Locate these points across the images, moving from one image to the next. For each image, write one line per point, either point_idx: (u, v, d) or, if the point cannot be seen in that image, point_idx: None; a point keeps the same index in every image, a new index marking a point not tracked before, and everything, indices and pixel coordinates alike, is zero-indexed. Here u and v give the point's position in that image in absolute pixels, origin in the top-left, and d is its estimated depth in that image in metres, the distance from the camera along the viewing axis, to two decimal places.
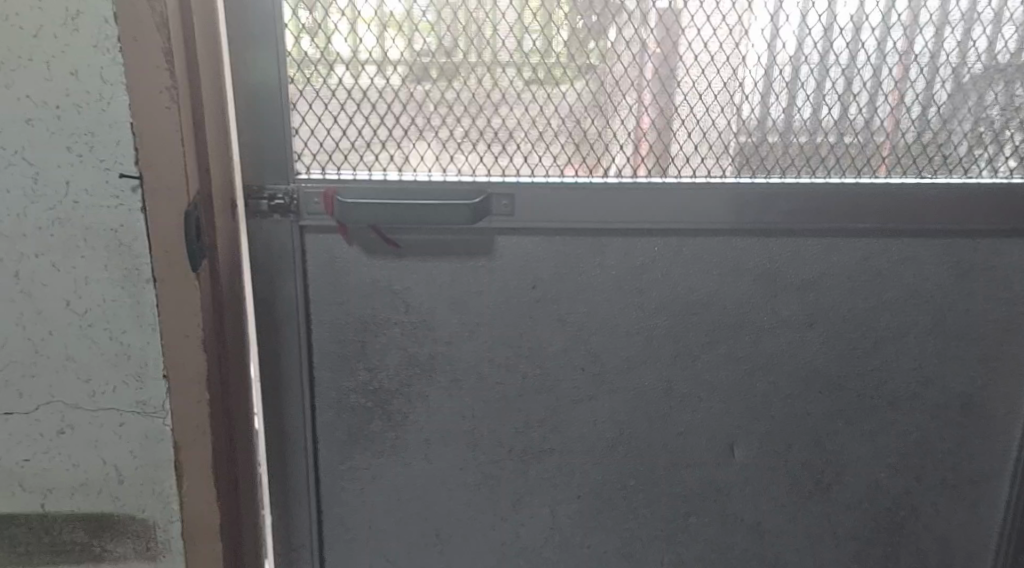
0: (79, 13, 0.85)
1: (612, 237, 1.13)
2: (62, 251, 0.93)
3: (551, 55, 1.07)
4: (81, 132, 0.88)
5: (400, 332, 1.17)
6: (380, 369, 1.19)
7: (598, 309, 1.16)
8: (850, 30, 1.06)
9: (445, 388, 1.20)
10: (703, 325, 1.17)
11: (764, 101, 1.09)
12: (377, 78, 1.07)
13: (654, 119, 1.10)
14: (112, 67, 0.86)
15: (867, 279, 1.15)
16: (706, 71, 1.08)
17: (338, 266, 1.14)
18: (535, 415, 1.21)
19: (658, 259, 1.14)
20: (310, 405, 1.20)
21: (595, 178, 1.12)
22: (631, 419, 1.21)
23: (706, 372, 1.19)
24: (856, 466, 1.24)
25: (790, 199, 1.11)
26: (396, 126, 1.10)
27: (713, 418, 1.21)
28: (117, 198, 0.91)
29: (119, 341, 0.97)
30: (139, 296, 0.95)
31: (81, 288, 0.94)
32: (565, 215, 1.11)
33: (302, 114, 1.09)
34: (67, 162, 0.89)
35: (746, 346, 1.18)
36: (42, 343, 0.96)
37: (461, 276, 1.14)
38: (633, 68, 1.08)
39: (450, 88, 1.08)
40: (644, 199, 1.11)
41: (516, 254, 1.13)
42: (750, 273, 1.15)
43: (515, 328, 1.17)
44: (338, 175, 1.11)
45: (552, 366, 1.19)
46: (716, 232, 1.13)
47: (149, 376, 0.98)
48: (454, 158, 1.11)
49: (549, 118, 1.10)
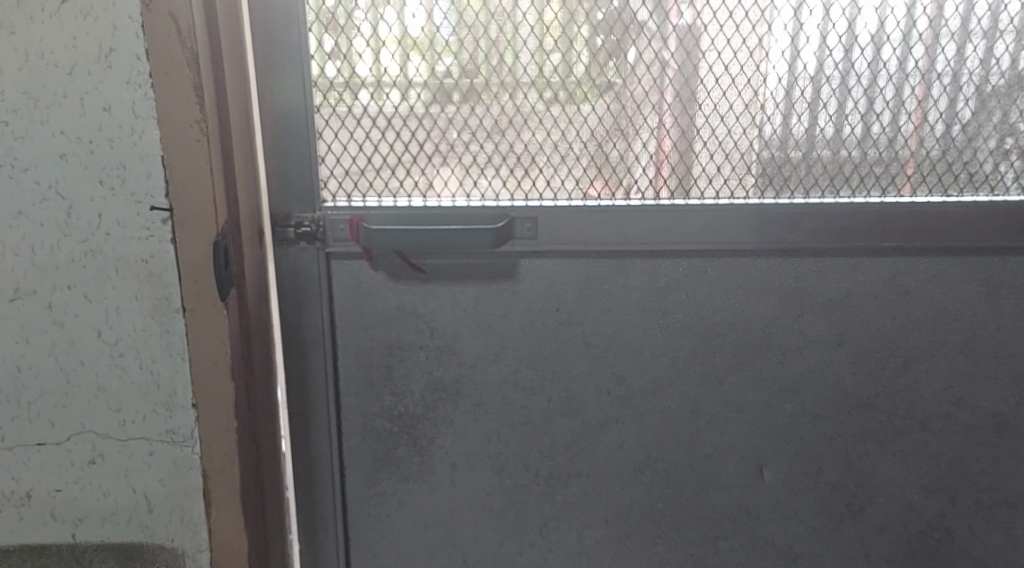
0: (112, 51, 0.86)
1: (636, 259, 1.13)
2: (94, 283, 0.94)
3: (571, 80, 1.08)
4: (112, 166, 0.90)
5: (425, 357, 1.17)
6: (406, 394, 1.19)
7: (623, 331, 1.16)
8: (872, 50, 1.06)
9: (470, 412, 1.20)
10: (729, 346, 1.16)
11: (786, 121, 1.09)
12: (400, 106, 1.08)
13: (676, 141, 1.10)
14: (144, 101, 0.88)
15: (894, 298, 1.14)
16: (727, 93, 1.08)
17: (364, 291, 1.14)
18: (561, 439, 1.21)
19: (683, 280, 1.14)
20: (337, 431, 1.20)
21: (618, 200, 1.12)
22: (658, 442, 1.21)
23: (732, 393, 1.18)
24: (888, 488, 1.22)
25: (815, 218, 1.11)
26: (420, 153, 1.10)
27: (741, 440, 1.20)
28: (147, 230, 0.92)
29: (149, 371, 0.97)
30: (168, 326, 0.96)
31: (112, 319, 0.95)
32: (589, 238, 1.12)
33: (328, 143, 1.10)
34: (99, 195, 0.91)
35: (773, 367, 1.17)
36: (74, 374, 0.97)
37: (485, 300, 1.14)
38: (653, 92, 1.08)
39: (472, 115, 1.09)
40: (668, 221, 1.11)
41: (540, 277, 1.13)
42: (776, 293, 1.14)
43: (540, 351, 1.17)
44: (363, 203, 1.12)
45: (578, 389, 1.19)
46: (740, 252, 1.12)
47: (178, 405, 0.99)
48: (478, 183, 1.12)
49: (571, 142, 1.11)
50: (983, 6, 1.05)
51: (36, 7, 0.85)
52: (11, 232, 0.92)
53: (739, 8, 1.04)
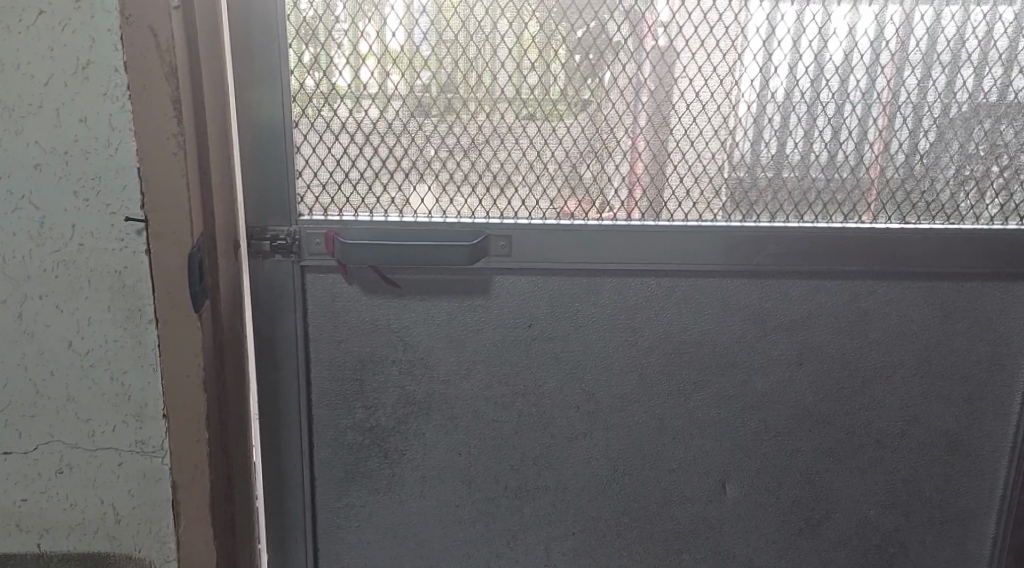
0: (89, 63, 0.87)
1: (607, 277, 1.15)
2: (66, 293, 0.93)
3: (547, 100, 1.10)
4: (88, 178, 0.90)
5: (397, 370, 1.18)
6: (377, 407, 1.20)
7: (593, 347, 1.18)
8: (837, 81, 1.10)
9: (441, 425, 1.21)
10: (695, 363, 1.19)
11: (754, 147, 1.13)
12: (378, 123, 1.10)
13: (647, 164, 1.13)
14: (122, 113, 0.88)
15: (855, 320, 1.18)
16: (698, 118, 1.11)
17: (338, 304, 1.15)
18: (530, 452, 1.23)
19: (652, 299, 1.16)
20: (307, 442, 1.21)
21: (591, 220, 1.14)
22: (625, 456, 1.23)
23: (698, 411, 1.21)
24: (846, 504, 1.26)
25: (780, 242, 1.14)
26: (397, 169, 1.12)
27: (705, 455, 1.23)
28: (122, 240, 0.92)
29: (120, 381, 0.97)
30: (141, 336, 0.96)
31: (84, 329, 0.95)
32: (561, 256, 1.14)
33: (306, 158, 1.11)
34: (74, 206, 0.91)
35: (737, 385, 1.20)
36: (43, 383, 0.96)
37: (458, 315, 1.16)
38: (626, 115, 1.11)
39: (449, 132, 1.11)
40: (639, 241, 1.14)
41: (513, 294, 1.15)
42: (741, 313, 1.17)
43: (511, 366, 1.19)
44: (339, 217, 1.13)
45: (548, 404, 1.20)
46: (708, 273, 1.16)
47: (149, 415, 0.99)
48: (454, 201, 1.14)
49: (545, 162, 1.13)
50: (942, 42, 1.10)
51: (12, 17, 0.85)
52: None
53: (710, 36, 1.07)
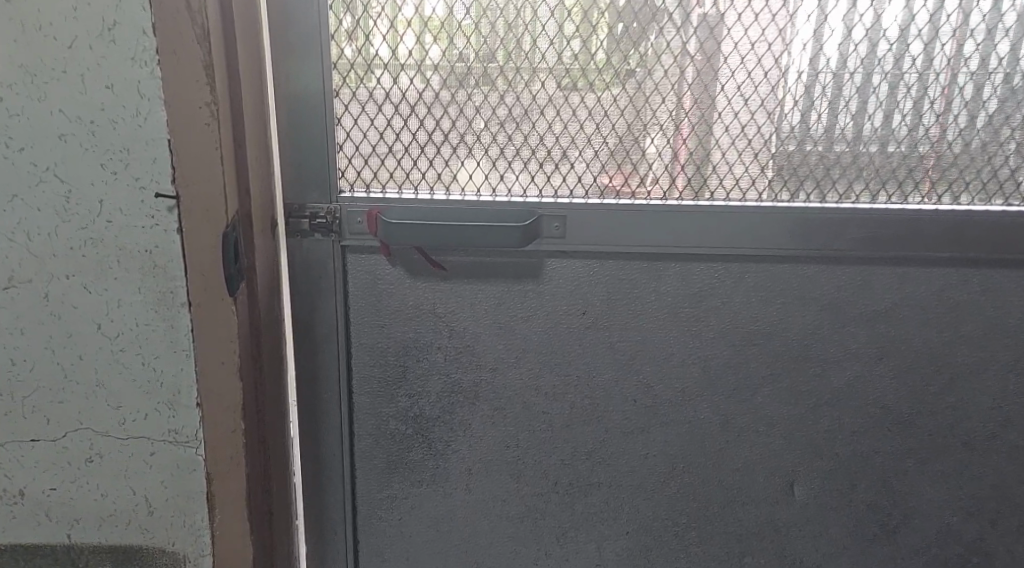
0: (115, 24, 0.80)
1: (670, 261, 1.06)
2: (94, 272, 0.88)
3: (610, 69, 1.01)
4: (115, 149, 0.83)
5: (442, 357, 1.12)
6: (421, 396, 1.14)
7: (652, 337, 1.09)
8: (935, 45, 0.99)
9: (488, 416, 1.15)
10: (764, 355, 1.09)
11: (839, 120, 1.02)
12: (425, 92, 1.02)
13: (718, 138, 1.03)
14: (151, 79, 0.81)
15: (945, 312, 1.06)
16: (775, 88, 1.01)
17: (381, 287, 1.09)
18: (582, 447, 1.15)
19: (718, 286, 1.07)
20: (348, 431, 1.16)
21: (653, 200, 1.05)
22: (685, 452, 1.15)
23: (766, 406, 1.12)
24: (927, 511, 1.15)
25: (864, 225, 1.03)
26: (445, 143, 1.04)
27: (772, 454, 1.14)
28: (152, 218, 0.86)
29: (152, 367, 0.91)
30: (174, 321, 0.89)
31: (113, 311, 0.89)
32: (619, 239, 1.05)
33: (347, 130, 1.04)
34: (102, 180, 0.85)
35: (809, 380, 1.10)
36: (72, 367, 0.92)
37: (507, 300, 1.09)
38: (696, 83, 1.01)
39: (501, 103, 1.02)
40: (706, 223, 1.04)
41: (567, 278, 1.07)
42: (817, 301, 1.06)
43: (563, 354, 1.11)
44: (383, 194, 1.06)
45: (602, 396, 1.13)
46: (782, 258, 1.05)
47: (182, 404, 0.92)
48: (504, 177, 1.05)
49: (605, 136, 1.04)
50: None
51: None
52: (6, 216, 0.86)
53: None
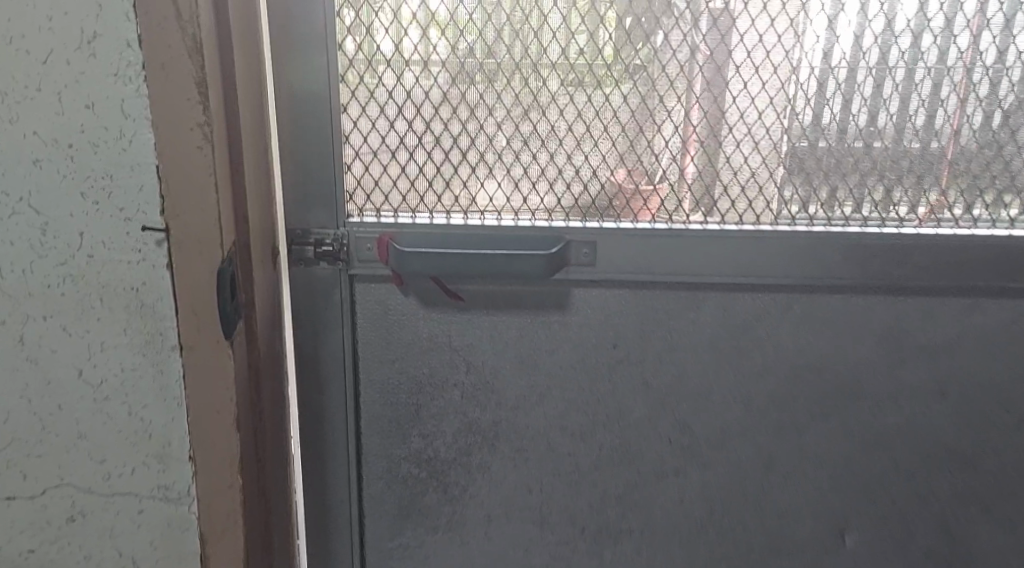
0: (95, 36, 0.70)
1: (710, 290, 0.96)
2: (75, 312, 0.78)
3: (646, 80, 0.91)
4: (96, 175, 0.74)
5: (460, 395, 1.03)
6: (436, 437, 1.05)
7: (690, 373, 0.99)
8: (1011, 52, 0.89)
9: (509, 457, 1.05)
10: (810, 393, 0.99)
11: (902, 136, 0.92)
12: (442, 106, 0.92)
13: (766, 156, 0.93)
14: (136, 99, 0.72)
15: (1013, 345, 0.97)
16: (832, 102, 0.91)
17: (393, 319, 0.99)
18: (612, 491, 1.06)
19: (763, 317, 0.97)
20: (356, 475, 1.06)
21: (693, 225, 0.95)
22: (724, 498, 1.05)
23: (813, 448, 1.02)
24: (989, 559, 1.06)
25: (927, 252, 0.94)
26: (463, 163, 0.95)
27: (821, 499, 1.04)
28: (137, 253, 0.76)
29: (140, 417, 0.82)
30: (163, 366, 0.80)
31: (96, 356, 0.80)
32: (654, 267, 0.95)
33: (356, 149, 0.95)
34: (83, 210, 0.75)
35: (863, 419, 1.00)
36: (51, 418, 0.82)
37: (531, 334, 0.99)
38: (744, 95, 0.91)
39: (525, 118, 0.93)
40: (752, 249, 0.94)
41: (596, 310, 0.98)
42: (871, 333, 0.96)
43: (592, 392, 1.01)
44: (394, 219, 0.96)
45: (634, 436, 1.03)
46: (835, 288, 0.95)
47: (173, 457, 0.83)
48: (528, 200, 0.96)
49: (641, 154, 0.94)
50: None
51: None
52: None
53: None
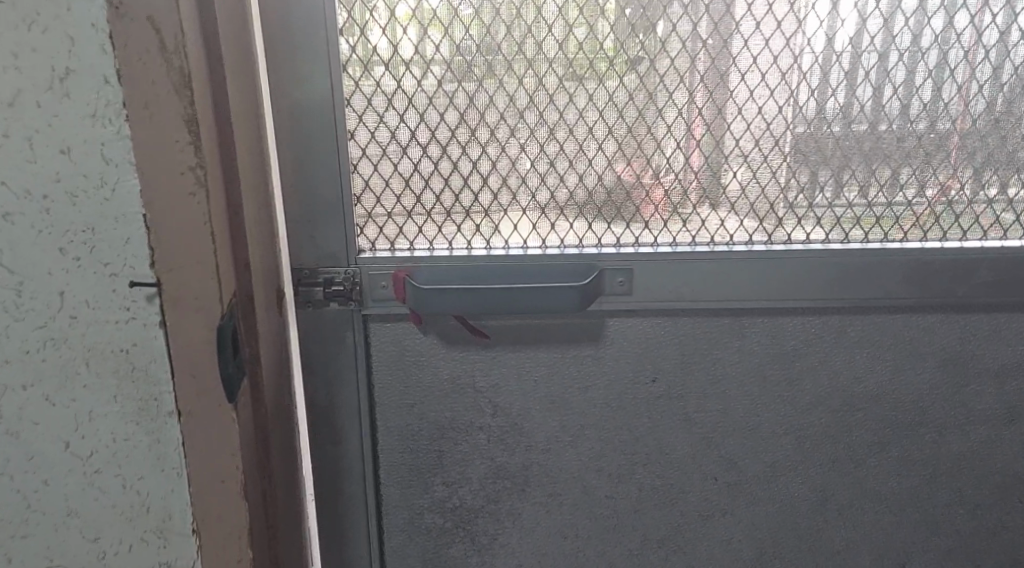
0: (68, 73, 0.61)
1: (757, 317, 0.88)
2: (57, 380, 0.69)
3: (683, 91, 0.83)
4: (76, 229, 0.65)
5: (486, 439, 0.94)
6: (461, 485, 0.96)
7: (736, 405, 0.91)
8: None
9: (541, 503, 0.97)
10: (869, 421, 0.92)
11: (966, 139, 0.85)
12: (459, 129, 0.84)
13: (816, 169, 0.85)
14: (116, 142, 0.63)
15: None
16: (890, 106, 0.83)
17: (411, 361, 0.91)
18: (654, 534, 0.97)
19: (816, 343, 0.89)
20: (376, 527, 0.98)
21: (737, 245, 0.87)
22: (776, 536, 0.97)
23: (872, 480, 0.94)
24: None
25: (994, 267, 0.86)
26: (484, 189, 0.87)
27: (881, 533, 0.96)
28: (126, 311, 0.67)
29: (136, 491, 0.73)
30: (160, 434, 0.71)
31: (85, 427, 0.71)
32: (697, 294, 0.87)
33: (365, 179, 0.86)
34: (62, 268, 0.66)
35: (925, 447, 0.92)
36: (36, 497, 0.73)
37: (562, 370, 0.91)
38: (793, 103, 0.83)
39: (551, 139, 0.85)
40: (805, 271, 0.86)
41: (633, 342, 0.89)
42: (934, 355, 0.89)
43: (631, 430, 0.93)
44: (410, 252, 0.88)
45: (678, 476, 0.95)
46: (894, 309, 0.87)
47: (175, 532, 0.74)
48: (556, 226, 0.88)
49: (679, 172, 0.86)
50: None
51: None
52: None
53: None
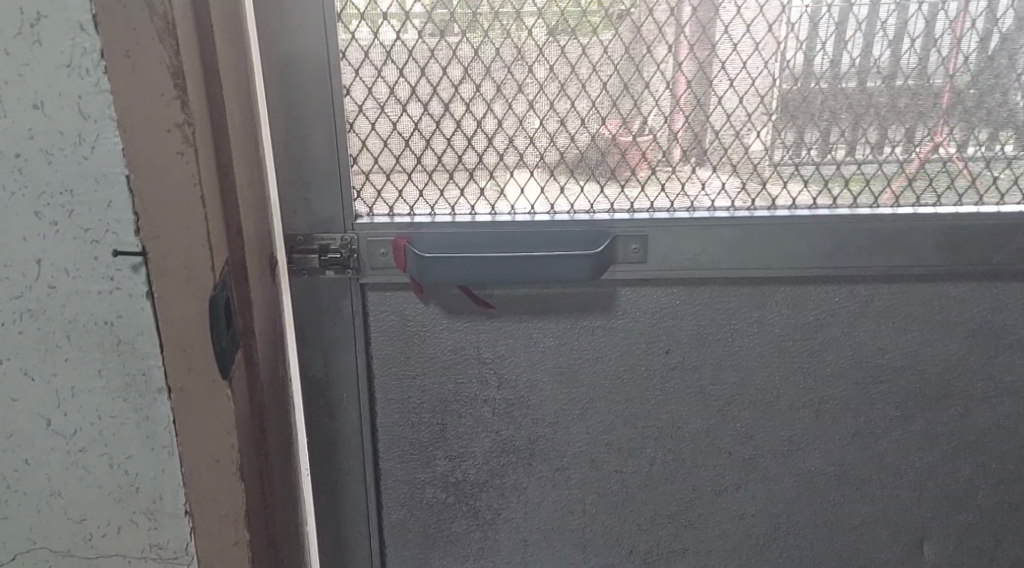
0: (39, 18, 0.56)
1: (778, 286, 0.84)
2: (36, 353, 0.64)
3: (705, 42, 0.77)
4: (53, 190, 0.59)
5: (492, 413, 0.90)
6: (464, 459, 0.92)
7: (753, 377, 0.88)
8: None
9: (548, 478, 0.93)
10: (891, 394, 0.88)
11: (1006, 96, 0.80)
12: (463, 84, 0.79)
13: (844, 129, 0.80)
14: (94, 95, 0.57)
15: None
16: (927, 59, 0.78)
17: (413, 331, 0.87)
18: (665, 509, 0.94)
19: (838, 312, 0.85)
20: (375, 502, 0.94)
21: (759, 211, 0.82)
22: (790, 512, 0.93)
23: (891, 454, 0.91)
24: None
25: None
26: (490, 150, 0.81)
27: (899, 508, 0.93)
28: (110, 280, 0.62)
29: (123, 471, 0.68)
30: (148, 411, 0.67)
31: (67, 403, 0.66)
32: (715, 262, 0.83)
33: (362, 138, 0.81)
34: (39, 233, 0.61)
35: (948, 420, 0.89)
36: (17, 476, 0.69)
37: (572, 341, 0.87)
38: (824, 57, 0.78)
39: (562, 95, 0.79)
40: (830, 237, 0.82)
41: (647, 312, 0.85)
42: (962, 326, 0.85)
43: (643, 403, 0.89)
44: (410, 218, 0.83)
45: (691, 450, 0.91)
46: (923, 277, 0.83)
47: (165, 512, 0.70)
48: (566, 189, 0.83)
49: (699, 130, 0.81)
50: None
51: None
52: None
53: None
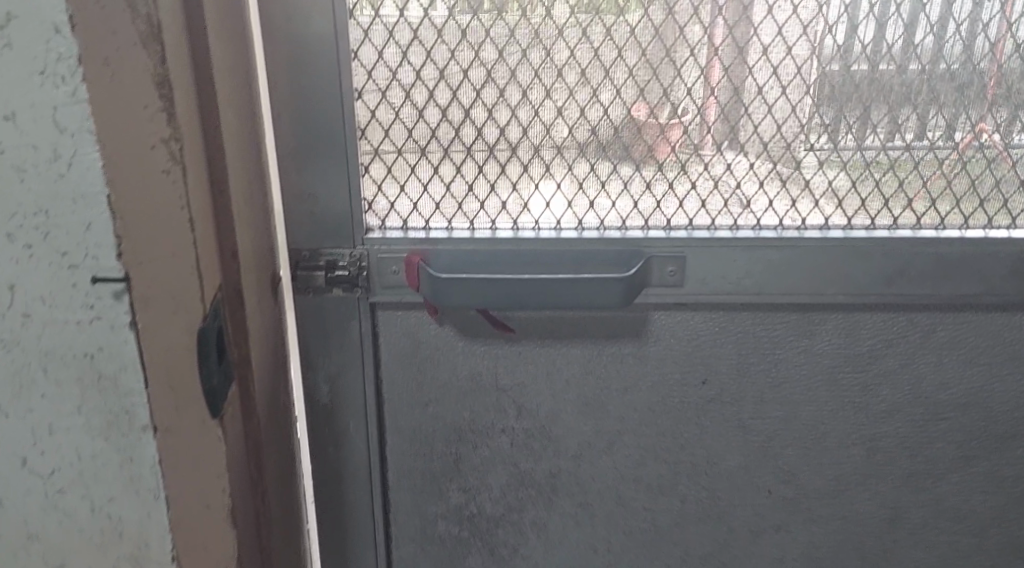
0: (7, 16, 0.48)
1: (829, 313, 0.76)
2: (10, 387, 0.58)
3: (757, 46, 0.70)
4: (25, 211, 0.52)
5: (512, 444, 0.83)
6: (481, 493, 0.86)
7: (799, 411, 0.80)
8: None
9: (572, 515, 0.86)
10: (950, 432, 0.80)
11: None
12: (486, 89, 0.72)
13: (908, 143, 0.73)
14: (71, 105, 0.50)
15: None
16: (1007, 66, 0.70)
17: (427, 356, 0.80)
18: (698, 549, 0.87)
19: (895, 343, 0.77)
20: (384, 534, 0.88)
21: (810, 230, 0.75)
22: (833, 555, 0.86)
23: (947, 496, 0.83)
24: None
25: None
26: (513, 159, 0.74)
27: (953, 554, 0.86)
28: (90, 310, 0.55)
29: (106, 514, 0.62)
30: (134, 452, 0.59)
31: (45, 441, 0.59)
32: (761, 287, 0.75)
33: (374, 146, 0.74)
34: (10, 257, 0.54)
35: (1012, 462, 0.81)
36: None
37: (601, 370, 0.80)
38: (890, 62, 0.70)
39: (595, 102, 0.72)
40: (889, 262, 0.74)
41: (683, 339, 0.78)
42: None
43: (676, 437, 0.82)
44: (426, 233, 0.76)
45: (728, 488, 0.84)
46: (991, 307, 0.76)
47: (151, 560, 0.63)
48: (596, 204, 0.76)
49: (745, 143, 0.73)
50: None
51: None
52: None
53: None
